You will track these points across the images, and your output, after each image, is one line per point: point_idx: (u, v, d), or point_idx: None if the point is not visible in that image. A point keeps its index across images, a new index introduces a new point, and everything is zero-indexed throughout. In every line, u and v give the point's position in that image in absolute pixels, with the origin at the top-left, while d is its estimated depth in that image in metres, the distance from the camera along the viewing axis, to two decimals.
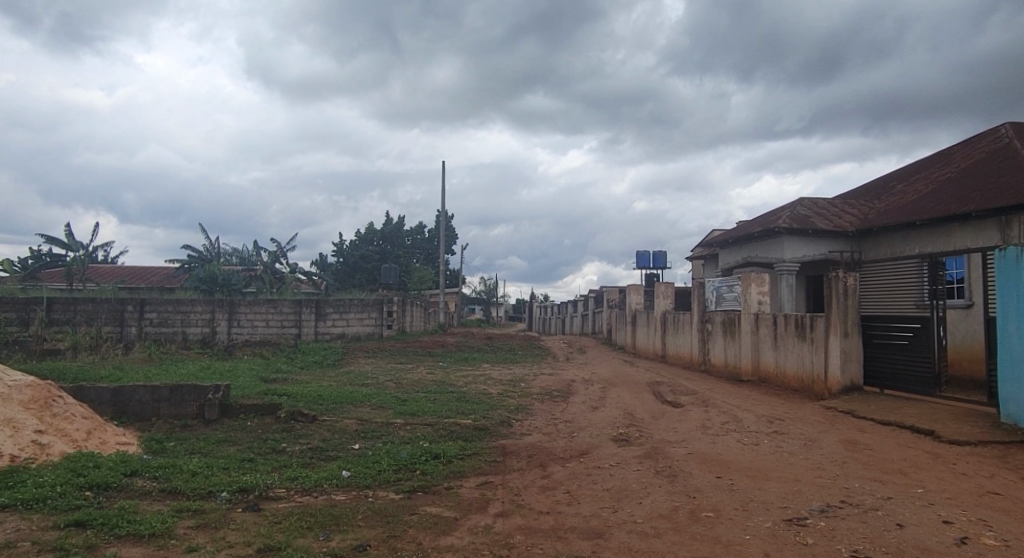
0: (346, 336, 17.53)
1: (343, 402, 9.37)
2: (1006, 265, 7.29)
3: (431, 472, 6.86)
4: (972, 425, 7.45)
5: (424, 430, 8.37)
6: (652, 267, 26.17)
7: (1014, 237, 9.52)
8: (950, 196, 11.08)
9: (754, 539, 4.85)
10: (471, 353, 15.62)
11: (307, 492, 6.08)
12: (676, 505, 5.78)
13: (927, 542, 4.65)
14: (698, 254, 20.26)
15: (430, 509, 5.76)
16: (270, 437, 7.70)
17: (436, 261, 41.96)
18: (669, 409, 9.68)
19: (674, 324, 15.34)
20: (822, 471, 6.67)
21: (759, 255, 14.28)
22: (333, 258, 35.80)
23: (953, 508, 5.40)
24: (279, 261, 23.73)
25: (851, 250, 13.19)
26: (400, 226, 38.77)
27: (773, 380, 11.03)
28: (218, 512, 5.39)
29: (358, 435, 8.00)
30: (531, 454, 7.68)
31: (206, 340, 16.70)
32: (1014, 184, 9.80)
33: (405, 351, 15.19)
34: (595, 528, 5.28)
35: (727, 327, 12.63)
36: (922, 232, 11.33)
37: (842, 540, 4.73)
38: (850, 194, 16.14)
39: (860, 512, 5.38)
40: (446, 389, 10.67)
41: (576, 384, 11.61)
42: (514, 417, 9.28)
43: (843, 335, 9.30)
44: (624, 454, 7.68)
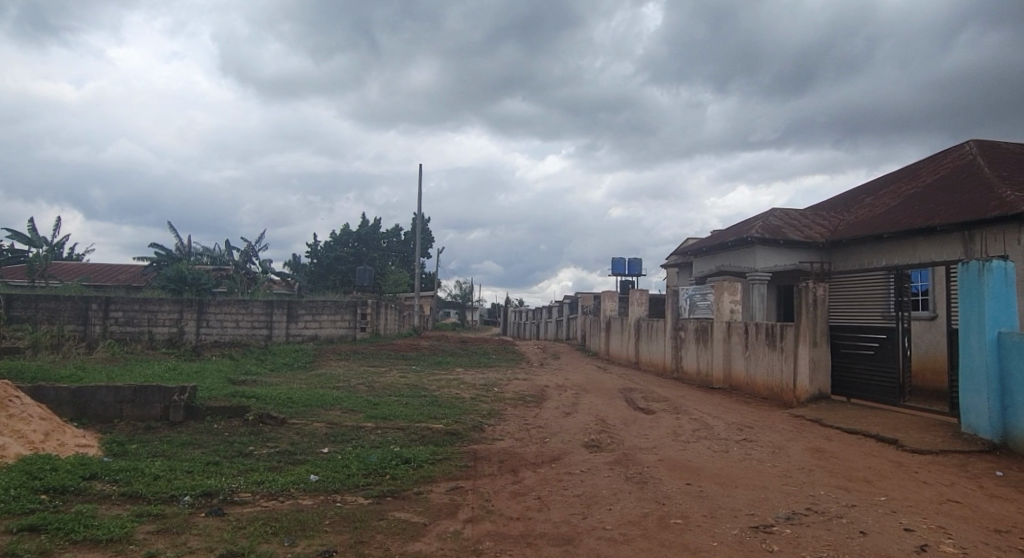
0: (318, 338, 17.32)
1: (313, 405, 9.23)
2: (968, 279, 7.48)
3: (401, 476, 6.81)
4: (935, 434, 7.63)
5: (395, 434, 8.30)
6: (628, 273, 26.33)
7: (977, 251, 9.79)
8: (916, 210, 11.35)
9: (720, 546, 4.89)
10: (444, 356, 15.56)
11: (273, 496, 5.98)
12: (645, 512, 5.80)
13: (889, 549, 4.72)
14: (672, 262, 20.47)
15: (399, 514, 5.70)
16: (237, 440, 7.56)
17: (412, 264, 41.84)
18: (641, 416, 9.73)
19: (647, 331, 15.45)
20: (788, 478, 6.77)
21: (732, 264, 14.48)
22: (308, 260, 35.46)
23: (915, 515, 5.51)
24: (251, 261, 23.41)
25: (821, 261, 13.44)
26: (376, 228, 38.45)
27: (743, 388, 11.17)
28: (179, 517, 5.27)
29: (329, 438, 7.91)
30: (503, 459, 7.67)
31: (174, 340, 16.36)
32: (977, 200, 10.07)
33: (378, 353, 15.07)
34: (565, 535, 5.27)
35: (700, 334, 12.75)
36: (889, 244, 11.58)
37: (807, 548, 4.79)
38: (820, 207, 16.44)
39: (825, 519, 5.46)
40: (418, 393, 10.61)
41: (550, 389, 11.63)
42: (487, 422, 9.25)
43: (812, 344, 9.49)
44: (595, 460, 7.70)
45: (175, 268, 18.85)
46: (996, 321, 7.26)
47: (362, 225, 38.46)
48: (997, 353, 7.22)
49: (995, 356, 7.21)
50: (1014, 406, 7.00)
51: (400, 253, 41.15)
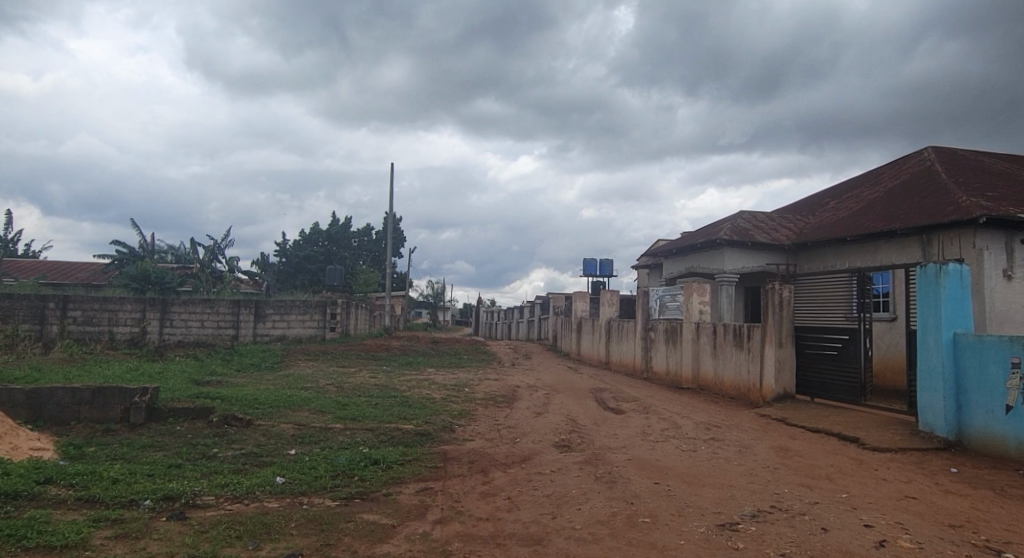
0: (287, 338, 17.06)
1: (280, 407, 9.09)
2: (926, 281, 7.69)
3: (369, 478, 6.74)
4: (893, 432, 7.84)
5: (364, 435, 8.22)
6: (599, 275, 26.51)
7: (934, 255, 10.10)
8: (878, 214, 11.66)
9: (688, 545, 4.95)
10: (414, 357, 15.44)
11: (237, 499, 5.86)
12: (614, 511, 5.84)
13: (848, 545, 4.84)
14: (643, 263, 20.69)
15: (367, 516, 5.64)
16: (200, 442, 7.40)
17: (383, 264, 41.51)
18: (611, 416, 9.79)
19: (618, 332, 15.58)
20: (754, 476, 6.88)
21: (701, 265, 14.69)
22: (276, 259, 34.93)
23: (874, 512, 5.65)
24: (217, 259, 22.96)
25: (787, 263, 13.72)
26: (347, 228, 38.04)
27: (711, 388, 11.34)
28: (138, 521, 5.14)
29: (296, 439, 7.79)
30: (473, 460, 7.65)
31: (135, 340, 15.94)
32: (935, 204, 10.40)
33: (347, 354, 14.91)
34: (533, 535, 5.27)
35: (670, 335, 12.90)
36: (852, 247, 11.87)
37: (770, 544, 4.88)
38: (786, 210, 16.80)
39: (788, 516, 5.56)
40: (388, 393, 10.52)
41: (521, 389, 11.64)
42: (458, 422, 9.22)
43: (778, 344, 9.72)
44: (566, 460, 7.73)
45: (138, 266, 18.37)
46: (952, 322, 7.50)
47: (332, 224, 38.02)
48: (953, 354, 7.45)
49: (951, 356, 7.45)
50: (968, 404, 7.25)
51: (371, 253, 40.78)
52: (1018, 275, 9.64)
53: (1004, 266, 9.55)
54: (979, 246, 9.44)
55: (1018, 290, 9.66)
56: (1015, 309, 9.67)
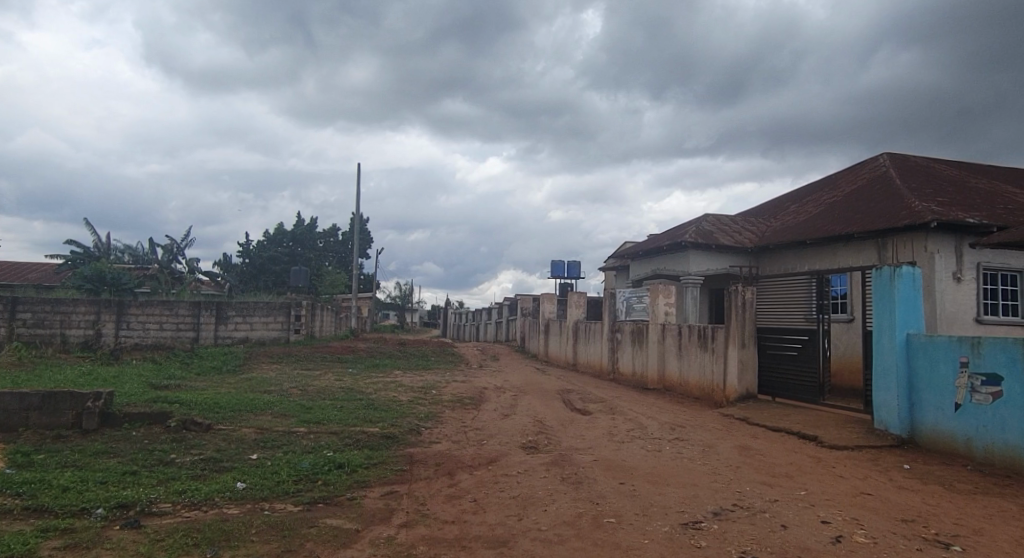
0: (249, 341, 16.74)
1: (242, 410, 8.90)
2: (881, 283, 7.92)
3: (333, 482, 6.64)
4: (850, 430, 8.05)
5: (329, 438, 8.11)
6: (566, 276, 26.65)
7: (889, 258, 10.42)
8: (836, 218, 11.98)
9: (652, 544, 4.99)
10: (381, 359, 15.29)
11: (195, 506, 5.72)
12: (580, 512, 5.86)
13: (807, 542, 4.94)
14: (609, 265, 20.89)
15: (330, 521, 5.56)
16: (157, 447, 7.20)
17: (350, 265, 41.11)
18: (578, 417, 9.85)
19: (585, 334, 15.68)
20: (717, 475, 6.99)
21: (667, 267, 14.88)
22: (239, 259, 34.23)
23: (831, 508, 5.79)
24: (176, 259, 22.41)
25: (750, 266, 13.99)
26: (313, 228, 37.54)
27: (676, 389, 11.49)
28: (90, 531, 4.97)
29: (257, 444, 7.65)
30: (439, 463, 7.60)
31: (89, 343, 15.45)
32: (890, 209, 10.74)
33: (312, 356, 14.68)
34: (499, 537, 5.26)
35: (636, 336, 13.02)
36: (812, 250, 12.17)
37: (732, 542, 4.96)
38: (749, 213, 17.14)
39: (749, 514, 5.66)
40: (354, 396, 10.38)
41: (488, 391, 11.61)
42: (424, 424, 9.16)
43: (740, 346, 9.91)
44: (532, 461, 7.74)
45: (93, 266, 17.82)
46: (905, 323, 7.74)
47: (298, 224, 37.47)
48: (906, 354, 7.69)
49: (904, 356, 7.69)
50: (920, 403, 7.48)
51: (337, 253, 40.36)
52: (967, 277, 10.02)
53: (954, 268, 9.91)
54: (931, 249, 9.78)
55: (967, 292, 10.03)
56: (964, 311, 10.04)
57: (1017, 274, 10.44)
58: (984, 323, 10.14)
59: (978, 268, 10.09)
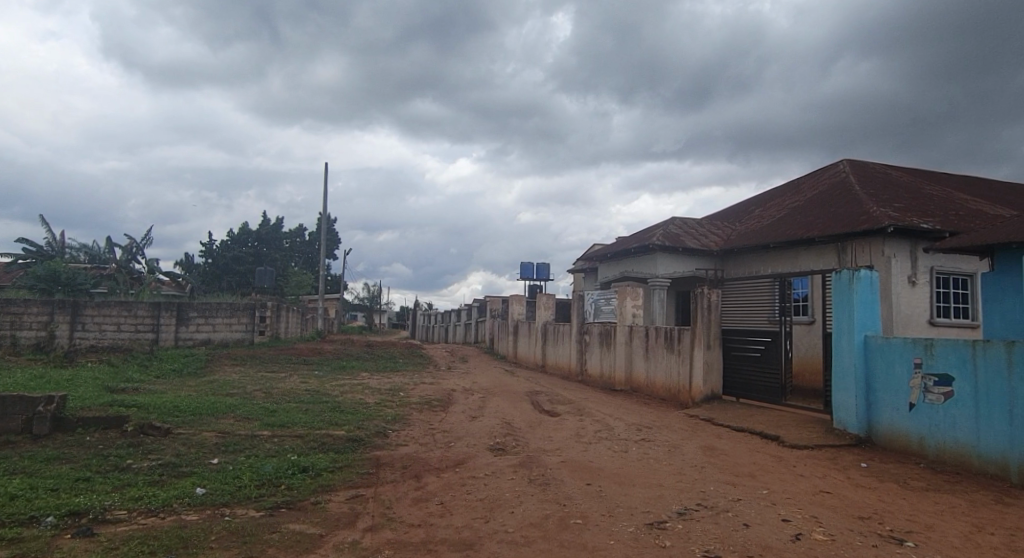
0: (212, 342, 16.49)
1: (202, 414, 8.70)
2: (840, 286, 8.12)
3: (297, 486, 6.52)
4: (811, 430, 8.24)
5: (293, 442, 7.97)
6: (536, 278, 26.72)
7: (849, 262, 10.69)
8: (799, 222, 12.25)
9: (617, 545, 5.02)
10: (347, 360, 15.11)
11: (152, 512, 5.56)
12: (547, 513, 5.87)
13: (768, 540, 5.03)
14: (578, 267, 21.02)
15: (293, 526, 5.46)
16: (113, 453, 6.99)
17: (317, 265, 40.58)
18: (546, 419, 9.87)
19: (554, 335, 15.73)
20: (682, 475, 7.07)
21: (635, 270, 15.03)
22: (202, 259, 33.48)
23: (791, 507, 5.91)
24: (135, 259, 21.79)
25: (716, 268, 14.22)
26: (278, 228, 36.94)
27: (643, 390, 11.61)
28: (39, 540, 4.80)
29: (219, 448, 7.48)
30: (406, 465, 7.53)
31: (41, 345, 14.82)
32: (849, 214, 11.04)
33: (277, 358, 14.42)
34: (465, 539, 5.24)
35: (604, 338, 13.12)
36: (775, 253, 12.41)
37: (696, 542, 5.02)
38: (714, 217, 17.42)
39: (713, 514, 5.74)
40: (319, 398, 10.23)
41: (457, 393, 11.57)
42: (391, 427, 9.07)
43: (706, 347, 10.06)
44: (500, 463, 7.73)
45: (46, 266, 17.22)
46: (863, 325, 7.95)
47: (263, 224, 36.85)
48: (864, 355, 7.91)
49: (862, 357, 7.90)
50: (877, 403, 7.70)
51: (304, 253, 39.88)
52: (922, 281, 10.34)
53: (909, 272, 10.22)
54: (888, 253, 10.08)
55: (922, 295, 10.36)
56: (918, 313, 10.36)
57: (968, 278, 10.83)
58: (937, 325, 10.48)
59: (932, 272, 10.43)
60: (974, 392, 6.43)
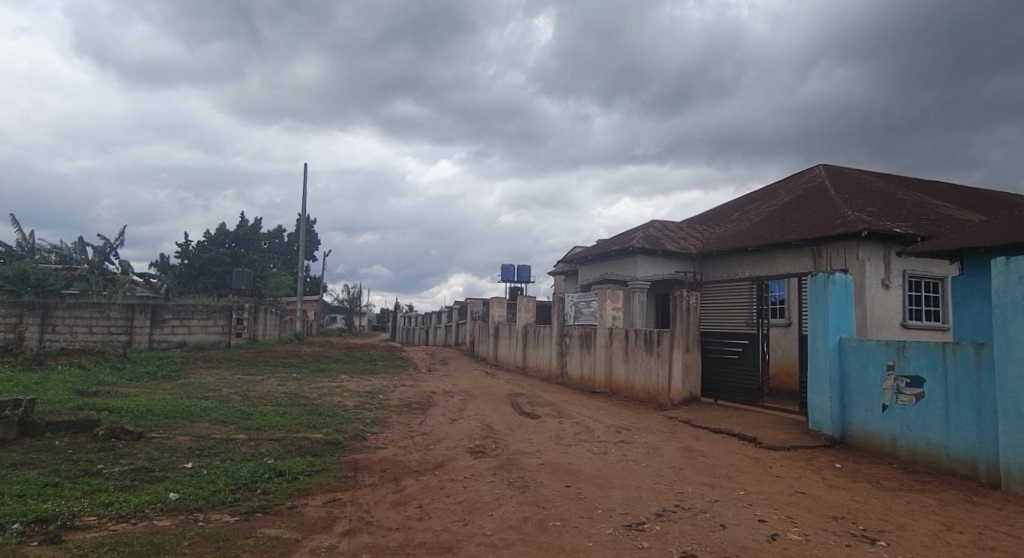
0: (187, 344, 16.26)
1: (176, 417, 8.56)
2: (816, 290, 8.24)
3: (273, 490, 6.44)
4: (787, 431, 8.34)
5: (270, 445, 7.88)
6: (517, 280, 26.74)
7: (824, 265, 10.85)
8: (776, 226, 12.40)
9: (596, 546, 5.04)
10: (326, 363, 14.97)
11: (123, 518, 5.45)
12: (526, 515, 5.87)
13: (744, 540, 5.07)
14: (558, 270, 21.07)
15: (268, 531, 5.39)
16: (83, 457, 6.85)
17: (297, 267, 40.21)
18: (526, 421, 9.86)
19: (534, 338, 15.75)
20: (660, 477, 7.11)
21: (615, 272, 15.10)
22: (178, 260, 32.98)
23: (767, 507, 5.98)
24: (108, 259, 21.37)
25: (695, 271, 14.33)
26: (256, 229, 36.54)
27: (622, 392, 11.66)
28: (4, 548, 4.68)
29: (193, 452, 7.36)
30: (385, 469, 7.48)
31: (10, 347, 14.48)
32: (825, 218, 11.20)
33: (254, 361, 14.25)
34: (444, 542, 5.22)
35: (584, 340, 13.16)
36: (753, 257, 12.56)
37: (674, 543, 5.05)
38: (693, 221, 17.58)
39: (691, 515, 5.78)
40: (297, 401, 10.13)
41: (437, 396, 11.52)
42: (370, 430, 9.01)
43: (685, 349, 10.14)
44: (479, 465, 7.71)
45: (15, 266, 16.83)
46: (838, 328, 8.07)
47: (242, 225, 36.41)
48: (838, 357, 8.02)
49: (837, 360, 8.01)
50: (850, 405, 7.81)
51: (283, 255, 39.49)
52: (894, 284, 10.53)
53: (883, 275, 10.40)
54: (862, 257, 10.25)
55: (895, 298, 10.54)
56: (891, 316, 10.55)
57: (939, 282, 11.06)
58: (909, 328, 10.67)
59: (904, 276, 10.63)
60: (944, 393, 6.56)
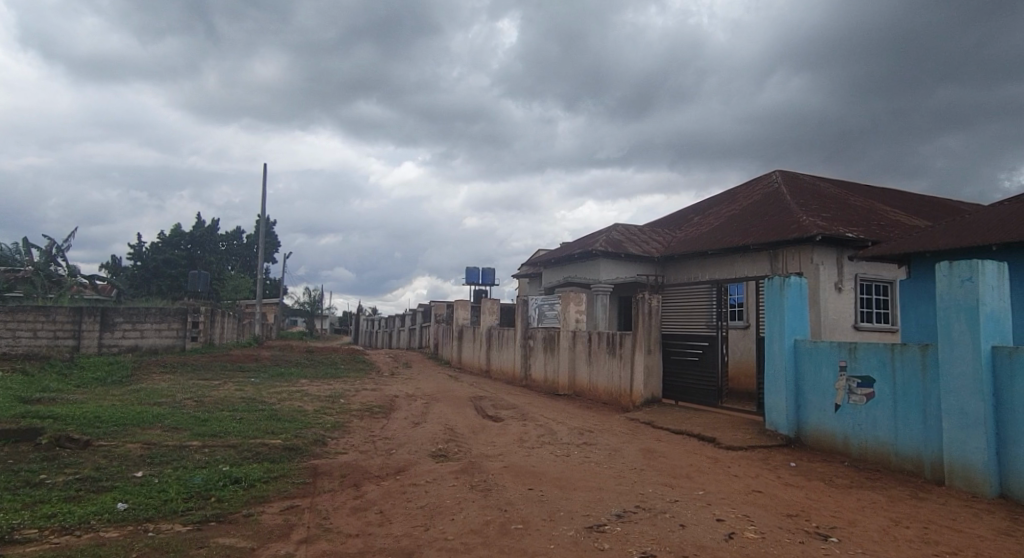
0: (139, 349, 15.77)
1: (127, 424, 8.28)
2: (772, 293, 8.44)
3: (228, 498, 6.27)
4: (744, 431, 8.50)
5: (225, 452, 7.68)
6: (481, 283, 26.70)
7: (780, 269, 11.10)
8: (735, 230, 12.65)
9: (556, 549, 5.03)
10: (286, 367, 14.69)
11: (67, 531, 5.24)
12: (487, 519, 5.84)
13: (702, 539, 5.14)
14: (523, 272, 21.11)
15: (222, 539, 5.24)
16: (25, 467, 6.55)
17: (256, 269, 39.40)
18: (489, 424, 9.84)
19: (499, 340, 15.73)
20: (621, 478, 7.17)
21: (579, 275, 15.19)
22: (131, 262, 31.96)
23: (725, 506, 6.08)
24: (56, 261, 20.55)
25: (657, 275, 14.50)
26: (214, 230, 35.67)
27: (585, 394, 11.72)
28: None
29: (143, 460, 7.12)
30: (345, 474, 7.35)
31: None
32: (781, 223, 11.48)
33: (209, 365, 13.89)
34: (404, 548, 5.14)
35: (548, 342, 13.20)
36: (713, 260, 12.78)
37: (634, 543, 5.09)
38: (655, 224, 17.81)
39: (651, 515, 5.84)
40: (254, 406, 9.90)
41: (399, 399, 11.40)
42: (330, 435, 8.86)
43: (646, 352, 10.23)
44: (442, 470, 7.65)
45: None
46: (793, 330, 8.27)
47: (199, 226, 35.50)
48: (794, 358, 8.21)
49: (792, 361, 8.20)
50: (805, 405, 8.00)
51: (242, 257, 38.66)
52: (847, 287, 10.83)
53: (836, 279, 10.70)
54: (816, 260, 10.53)
55: (848, 301, 10.86)
56: (844, 318, 10.85)
57: (888, 285, 11.43)
58: (861, 330, 11.00)
59: (856, 279, 10.95)
60: (893, 393, 6.77)
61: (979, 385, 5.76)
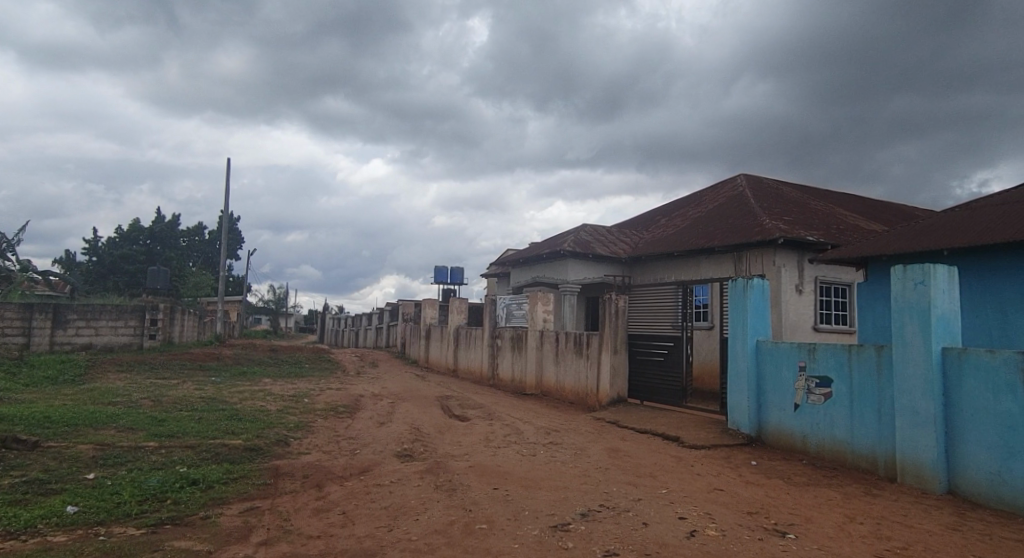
0: (94, 347, 15.29)
1: (79, 425, 8.00)
2: (736, 294, 8.58)
3: (185, 500, 6.11)
4: (707, 430, 8.62)
5: (183, 453, 7.48)
6: (449, 283, 26.60)
7: (744, 270, 11.30)
8: (701, 232, 12.84)
9: (520, 548, 5.03)
10: (248, 366, 14.41)
11: (11, 536, 5.03)
12: (452, 519, 5.81)
13: (664, 537, 5.19)
14: (492, 272, 21.09)
15: (178, 543, 5.10)
16: None
17: (219, 266, 38.57)
18: (456, 423, 9.79)
19: (466, 340, 15.68)
20: (586, 477, 7.20)
21: (547, 275, 15.24)
22: (87, 258, 30.97)
23: (688, 505, 6.15)
24: (6, 256, 19.79)
25: (624, 275, 14.65)
26: (175, 226, 34.79)
27: (552, 394, 11.76)
28: None
29: (96, 461, 6.89)
30: (307, 475, 7.23)
31: None
32: (745, 226, 11.70)
33: (167, 364, 13.54)
34: (367, 549, 5.08)
35: (516, 342, 13.21)
36: (679, 262, 12.96)
37: (597, 542, 5.11)
38: (623, 226, 17.97)
39: (614, 514, 5.87)
40: (214, 406, 9.68)
41: (364, 399, 11.26)
42: (293, 435, 8.71)
43: (613, 352, 10.34)
44: (406, 470, 7.58)
45: None
46: (756, 330, 8.42)
47: (160, 221, 34.60)
48: (756, 359, 8.36)
49: (754, 360, 8.35)
50: (766, 404, 8.16)
51: (205, 254, 37.81)
52: (808, 289, 11.09)
53: (797, 281, 10.94)
54: (779, 263, 10.75)
55: (808, 303, 11.11)
56: (804, 319, 11.10)
57: (847, 288, 11.74)
58: (820, 331, 11.26)
59: (817, 281, 11.21)
60: (849, 393, 6.94)
61: (930, 385, 5.94)
